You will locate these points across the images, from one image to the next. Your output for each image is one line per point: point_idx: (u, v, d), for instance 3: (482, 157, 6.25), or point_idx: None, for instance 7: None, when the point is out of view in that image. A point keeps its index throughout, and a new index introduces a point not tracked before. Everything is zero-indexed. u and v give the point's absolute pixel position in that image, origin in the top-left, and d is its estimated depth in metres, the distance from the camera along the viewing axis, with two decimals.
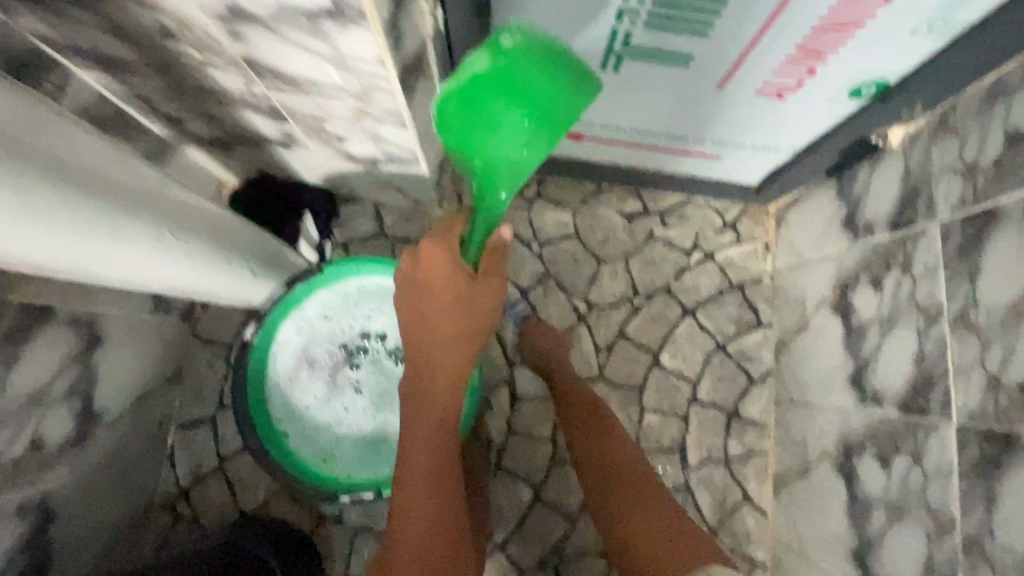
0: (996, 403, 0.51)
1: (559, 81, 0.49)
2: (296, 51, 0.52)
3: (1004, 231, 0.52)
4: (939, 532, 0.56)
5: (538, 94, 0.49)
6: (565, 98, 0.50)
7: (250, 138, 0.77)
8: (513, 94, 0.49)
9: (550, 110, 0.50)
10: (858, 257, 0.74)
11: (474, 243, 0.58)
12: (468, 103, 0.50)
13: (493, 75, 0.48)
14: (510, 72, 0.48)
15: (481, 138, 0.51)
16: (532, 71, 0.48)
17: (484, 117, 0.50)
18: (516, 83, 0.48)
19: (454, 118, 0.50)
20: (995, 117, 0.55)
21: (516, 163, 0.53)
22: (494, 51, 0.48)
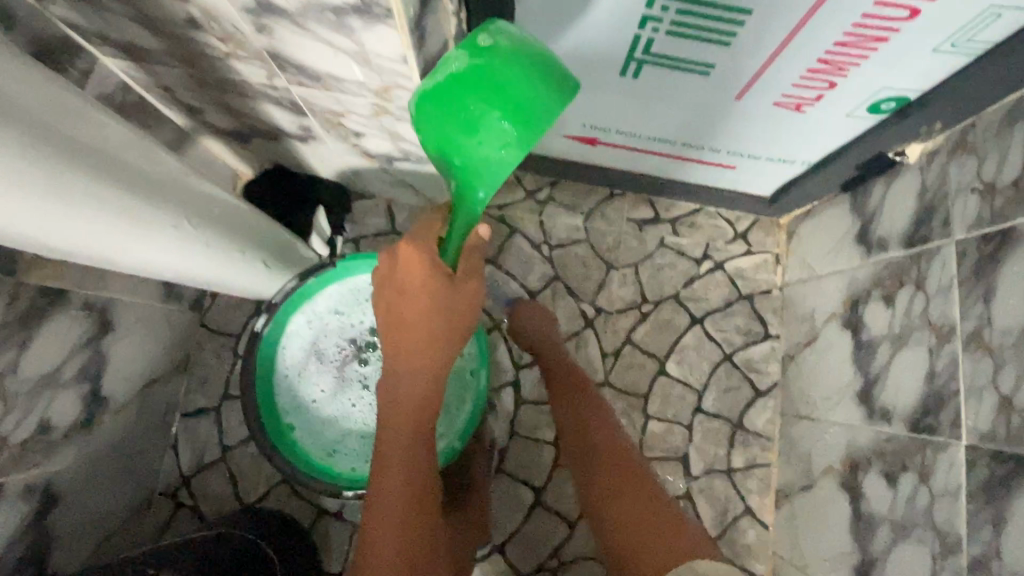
0: (1007, 425, 0.51)
1: (535, 79, 0.47)
2: (320, 46, 0.53)
3: (1020, 252, 0.52)
4: (945, 553, 0.56)
5: (514, 89, 0.47)
6: (544, 96, 0.47)
7: (268, 131, 0.78)
8: (489, 91, 0.47)
9: (527, 108, 0.47)
10: (870, 273, 0.74)
11: (451, 246, 0.56)
12: (444, 100, 0.48)
13: (468, 73, 0.47)
14: (486, 68, 0.47)
15: (457, 136, 0.49)
16: (509, 68, 0.47)
17: (460, 115, 0.48)
18: (492, 79, 0.47)
19: (432, 116, 0.49)
20: (1015, 137, 0.55)
21: (494, 163, 0.50)
22: (472, 51, 0.48)
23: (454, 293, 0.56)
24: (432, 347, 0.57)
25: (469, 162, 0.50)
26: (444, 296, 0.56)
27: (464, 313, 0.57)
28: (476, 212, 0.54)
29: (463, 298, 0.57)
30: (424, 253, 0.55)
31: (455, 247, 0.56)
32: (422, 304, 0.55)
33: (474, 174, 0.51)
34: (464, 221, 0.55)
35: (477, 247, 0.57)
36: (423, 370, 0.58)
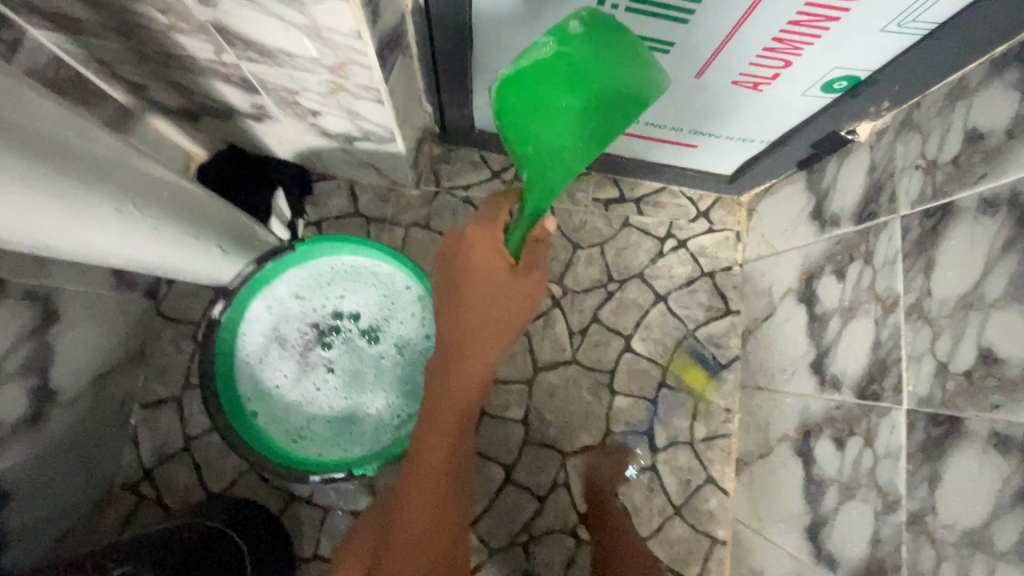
0: (943, 389, 0.54)
1: (619, 71, 0.52)
2: (269, 19, 0.51)
3: (957, 227, 0.55)
4: (886, 510, 0.60)
5: (596, 79, 0.52)
6: (632, 93, 0.52)
7: (220, 109, 0.74)
8: (572, 82, 0.52)
9: (608, 101, 0.53)
10: (824, 248, 0.77)
11: (516, 235, 0.61)
12: (529, 90, 0.53)
13: (554, 61, 0.52)
14: (577, 60, 0.52)
15: (538, 126, 0.54)
16: (600, 62, 0.52)
17: (543, 104, 0.53)
18: (581, 73, 0.52)
19: (515, 101, 0.54)
20: (956, 117, 0.58)
21: (572, 152, 0.55)
22: (559, 39, 0.52)
23: (518, 293, 0.62)
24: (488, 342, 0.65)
25: (546, 153, 0.55)
26: (511, 290, 0.62)
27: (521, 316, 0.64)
28: (546, 202, 0.58)
29: (525, 299, 0.63)
30: (495, 241, 0.60)
31: (518, 240, 0.61)
32: (486, 299, 0.62)
33: (550, 166, 0.56)
34: (531, 214, 0.59)
35: (543, 239, 0.61)
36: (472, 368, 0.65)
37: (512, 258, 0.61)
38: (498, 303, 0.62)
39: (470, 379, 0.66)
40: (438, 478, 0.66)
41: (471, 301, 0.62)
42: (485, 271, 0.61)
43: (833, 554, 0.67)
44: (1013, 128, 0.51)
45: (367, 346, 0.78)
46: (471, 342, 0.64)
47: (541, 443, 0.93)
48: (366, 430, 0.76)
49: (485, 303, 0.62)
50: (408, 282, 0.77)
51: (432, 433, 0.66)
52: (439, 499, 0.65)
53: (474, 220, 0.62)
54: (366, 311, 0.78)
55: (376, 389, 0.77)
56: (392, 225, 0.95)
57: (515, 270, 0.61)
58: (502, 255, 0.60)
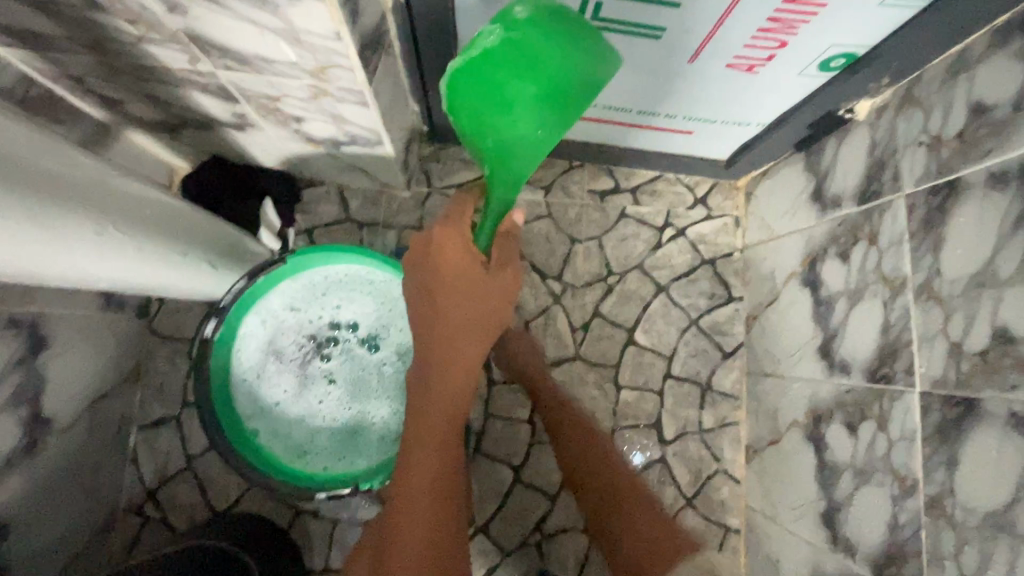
0: (957, 370, 0.53)
1: (573, 54, 0.50)
2: (244, 25, 0.48)
3: (966, 203, 0.53)
4: (903, 494, 0.59)
5: (549, 66, 0.49)
6: (588, 77, 0.51)
7: (199, 120, 0.72)
8: (526, 70, 0.50)
9: (565, 89, 0.51)
10: (826, 230, 0.75)
11: (485, 233, 0.62)
12: (480, 81, 0.51)
13: (504, 49, 0.49)
14: (527, 45, 0.49)
15: (493, 119, 0.52)
16: (553, 47, 0.49)
17: (499, 97, 0.51)
18: (533, 60, 0.50)
19: (470, 95, 0.52)
20: (959, 89, 0.56)
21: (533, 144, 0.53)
22: (505, 25, 0.49)
23: (492, 288, 0.62)
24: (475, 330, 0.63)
25: (505, 145, 0.54)
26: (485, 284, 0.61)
27: (499, 320, 0.64)
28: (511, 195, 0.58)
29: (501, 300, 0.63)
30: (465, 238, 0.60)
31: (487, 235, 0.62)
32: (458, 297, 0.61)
33: (510, 158, 0.55)
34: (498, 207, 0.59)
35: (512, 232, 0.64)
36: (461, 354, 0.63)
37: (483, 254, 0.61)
38: (476, 307, 0.62)
39: (458, 385, 0.65)
40: (434, 489, 0.64)
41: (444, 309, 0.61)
42: (457, 276, 0.60)
43: (849, 540, 0.66)
44: (1020, 99, 0.49)
45: (367, 355, 0.76)
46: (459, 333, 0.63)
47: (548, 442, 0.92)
48: (372, 440, 0.74)
49: (463, 309, 0.62)
50: None
51: (420, 440, 0.65)
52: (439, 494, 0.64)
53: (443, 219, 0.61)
54: (364, 320, 0.76)
55: (380, 399, 0.75)
56: (384, 230, 0.94)
57: (488, 267, 0.61)
58: (474, 256, 0.60)
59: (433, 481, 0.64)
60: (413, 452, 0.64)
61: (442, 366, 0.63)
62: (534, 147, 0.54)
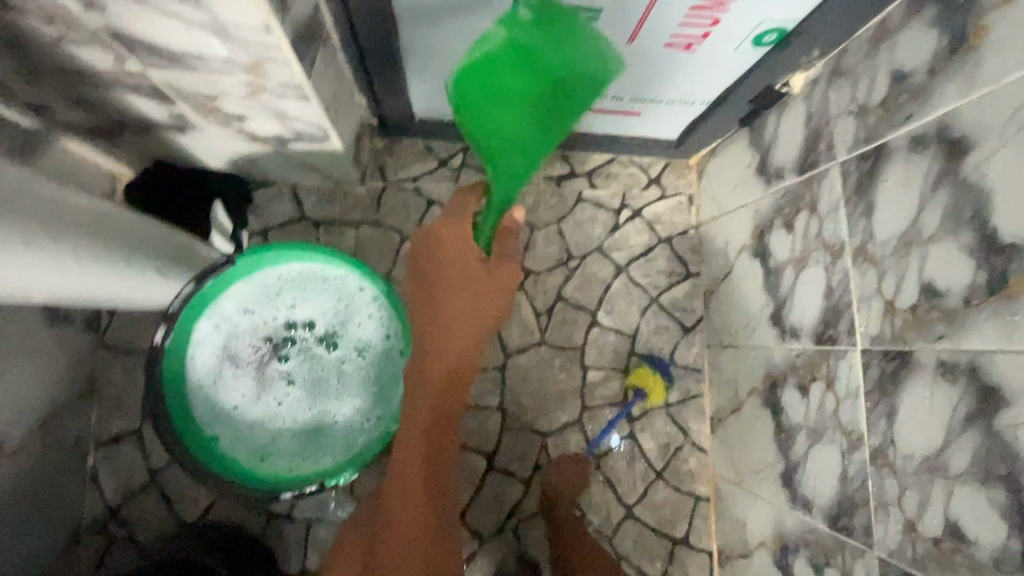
0: (892, 326, 0.56)
1: (575, 58, 0.53)
2: (168, 21, 0.47)
3: (891, 166, 0.56)
4: (851, 448, 0.62)
5: (552, 69, 0.53)
6: (588, 78, 0.54)
7: (137, 123, 0.70)
8: (530, 73, 0.53)
9: (566, 92, 0.54)
10: (771, 202, 0.78)
11: (486, 227, 0.63)
12: (486, 82, 0.53)
13: (510, 49, 0.52)
14: (531, 46, 0.52)
15: (496, 117, 0.56)
16: (555, 50, 0.52)
17: (504, 99, 0.54)
18: (537, 61, 0.52)
19: (476, 96, 0.54)
20: (880, 59, 0.59)
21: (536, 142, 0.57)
22: (511, 26, 0.52)
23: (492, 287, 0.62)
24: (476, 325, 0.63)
25: (508, 142, 0.57)
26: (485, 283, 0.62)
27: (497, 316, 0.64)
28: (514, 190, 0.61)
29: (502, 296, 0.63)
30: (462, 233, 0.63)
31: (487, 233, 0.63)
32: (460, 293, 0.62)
33: (513, 154, 0.58)
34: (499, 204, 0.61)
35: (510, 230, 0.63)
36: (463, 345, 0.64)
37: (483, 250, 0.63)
38: (474, 301, 0.62)
39: (449, 375, 0.65)
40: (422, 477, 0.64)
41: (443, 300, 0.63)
42: (455, 266, 0.62)
43: (806, 496, 0.69)
44: (933, 65, 0.52)
45: (325, 354, 0.74)
46: (462, 325, 0.63)
47: (519, 427, 0.93)
48: (336, 439, 0.73)
49: (460, 300, 0.62)
50: (360, 283, 0.74)
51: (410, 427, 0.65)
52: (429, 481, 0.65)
53: (448, 215, 0.65)
54: (321, 318, 0.75)
55: (341, 395, 0.74)
56: (342, 227, 0.93)
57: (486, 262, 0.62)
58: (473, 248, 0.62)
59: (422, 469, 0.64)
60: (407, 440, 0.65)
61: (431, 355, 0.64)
62: (536, 146, 0.57)
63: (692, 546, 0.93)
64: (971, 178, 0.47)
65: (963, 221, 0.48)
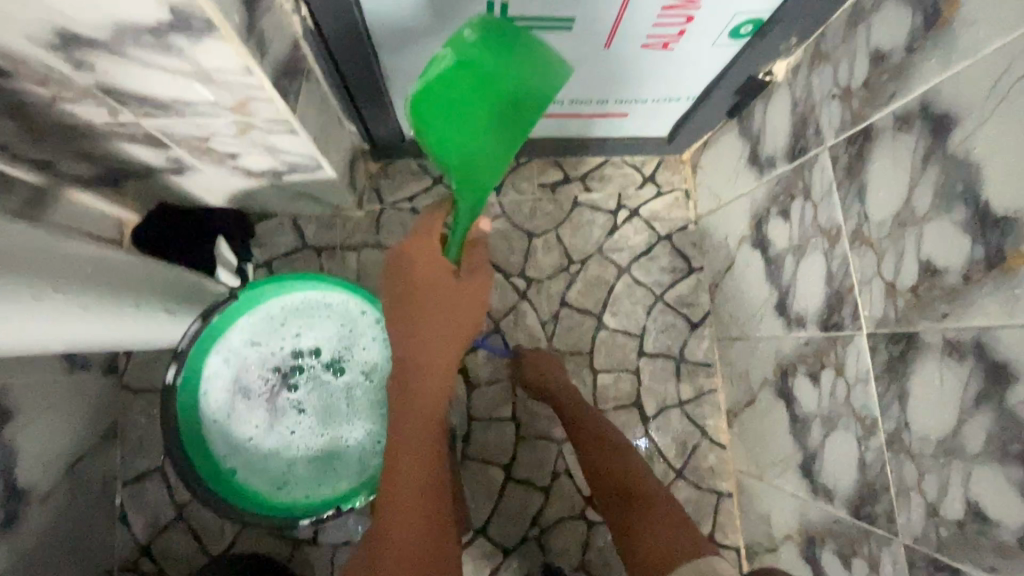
0: (896, 308, 0.55)
1: (524, 68, 0.54)
2: (153, 72, 0.49)
3: (880, 146, 0.55)
4: (866, 434, 0.61)
5: (502, 82, 0.54)
6: (536, 84, 0.54)
7: (137, 170, 0.72)
8: (482, 88, 0.54)
9: (517, 101, 0.55)
10: (766, 191, 0.77)
11: (454, 244, 0.64)
12: (441, 103, 0.55)
13: (459, 68, 0.54)
14: (479, 64, 0.54)
15: (455, 134, 0.56)
16: (503, 64, 0.54)
17: (459, 115, 0.55)
18: (487, 77, 0.54)
19: (433, 117, 0.56)
20: (858, 40, 0.58)
21: (493, 154, 0.57)
22: (457, 47, 0.54)
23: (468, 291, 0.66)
24: (456, 320, 0.67)
25: (466, 157, 0.57)
26: (456, 290, 0.65)
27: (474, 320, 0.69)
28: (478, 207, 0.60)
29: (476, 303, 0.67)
30: (433, 251, 0.64)
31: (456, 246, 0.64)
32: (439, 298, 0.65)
33: (473, 168, 0.58)
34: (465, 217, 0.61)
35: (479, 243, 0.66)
36: (449, 336, 0.68)
37: (455, 264, 0.65)
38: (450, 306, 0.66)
39: (433, 379, 0.68)
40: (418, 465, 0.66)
41: (423, 307, 0.66)
42: (428, 279, 0.65)
43: (827, 486, 0.68)
44: (911, 43, 0.51)
45: (333, 379, 0.76)
46: (444, 323, 0.67)
47: (533, 436, 0.93)
48: (350, 462, 0.75)
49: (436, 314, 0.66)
50: (362, 307, 0.75)
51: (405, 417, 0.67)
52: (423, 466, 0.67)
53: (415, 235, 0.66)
54: (326, 344, 0.76)
55: (352, 419, 0.75)
56: (343, 251, 0.94)
57: (458, 276, 0.65)
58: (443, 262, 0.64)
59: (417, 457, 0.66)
60: (398, 454, 0.66)
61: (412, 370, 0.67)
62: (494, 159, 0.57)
63: (718, 543, 0.91)
64: (960, 152, 0.46)
65: (955, 197, 0.47)
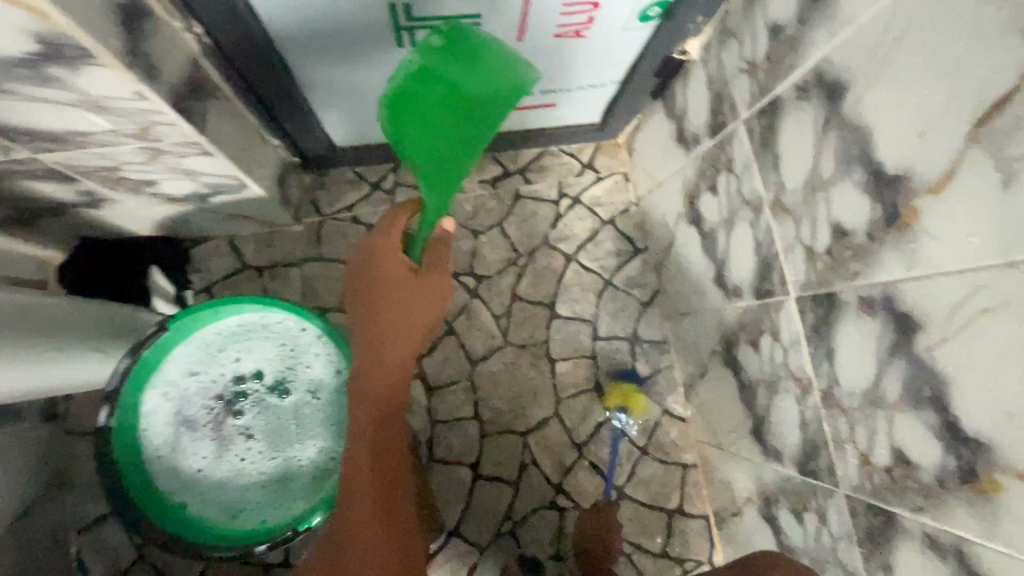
0: (816, 270, 0.57)
1: (490, 77, 0.54)
2: (39, 105, 0.47)
3: (786, 117, 0.57)
4: (804, 393, 0.63)
5: (467, 90, 0.54)
6: (502, 91, 0.54)
7: (49, 207, 0.69)
8: (447, 95, 0.54)
9: (482, 107, 0.55)
10: (694, 168, 0.79)
11: (417, 245, 0.63)
12: (408, 107, 0.55)
13: (424, 72, 0.53)
14: (443, 72, 0.53)
15: (422, 137, 0.56)
16: (468, 73, 0.54)
17: (423, 119, 0.55)
18: (452, 84, 0.54)
19: (398, 119, 0.56)
20: (757, 15, 0.60)
21: (458, 157, 0.57)
22: (424, 52, 0.53)
23: (419, 292, 0.64)
24: (407, 324, 0.65)
25: (434, 158, 0.57)
26: (407, 291, 0.64)
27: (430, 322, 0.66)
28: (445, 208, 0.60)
29: (431, 307, 0.65)
30: (388, 250, 0.63)
31: (421, 247, 0.63)
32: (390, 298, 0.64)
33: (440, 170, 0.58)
34: (431, 218, 0.60)
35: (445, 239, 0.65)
36: (403, 339, 0.65)
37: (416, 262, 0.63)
38: (399, 306, 0.64)
39: (387, 386, 0.66)
40: (378, 477, 0.65)
41: (377, 309, 0.65)
42: (384, 278, 0.64)
43: (776, 448, 0.70)
44: (801, 14, 0.53)
45: (279, 401, 0.74)
46: (397, 327, 0.65)
47: (497, 432, 0.93)
48: (306, 482, 0.74)
49: (386, 317, 0.64)
50: (302, 324, 0.74)
51: (360, 427, 0.66)
52: (384, 476, 0.66)
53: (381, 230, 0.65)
54: (268, 366, 0.74)
55: (303, 438, 0.74)
56: (286, 268, 0.92)
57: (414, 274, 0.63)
58: (404, 262, 0.63)
59: (376, 466, 0.65)
60: (353, 466, 0.65)
61: (366, 383, 0.66)
62: (460, 161, 0.57)
63: (688, 514, 0.93)
64: (853, 117, 0.48)
65: (853, 160, 0.49)
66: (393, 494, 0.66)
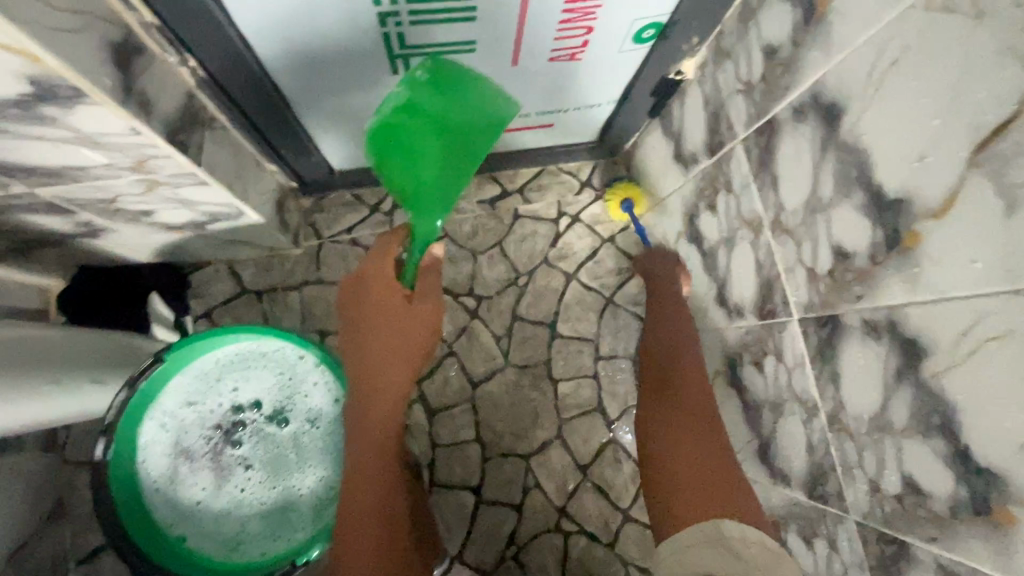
0: (819, 292, 0.56)
1: (474, 109, 0.57)
2: (34, 143, 0.47)
3: (784, 138, 0.57)
4: (810, 415, 0.62)
5: (453, 121, 0.56)
6: (486, 122, 0.57)
7: (47, 238, 0.69)
8: (433, 126, 0.55)
9: (468, 137, 0.57)
10: (693, 186, 0.78)
11: (409, 270, 0.64)
12: (394, 138, 0.56)
13: (409, 106, 0.55)
14: (429, 105, 0.55)
15: (410, 168, 0.57)
16: (454, 107, 0.56)
17: (411, 150, 0.56)
18: (438, 116, 0.55)
19: (384, 150, 0.56)
20: (751, 36, 0.59)
21: (447, 184, 0.58)
22: (409, 86, 0.55)
23: (418, 318, 0.66)
24: (406, 350, 0.66)
25: (424, 187, 0.58)
26: (403, 318, 0.65)
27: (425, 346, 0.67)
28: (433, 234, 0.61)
29: (428, 330, 0.67)
30: (384, 274, 0.64)
31: (412, 272, 0.64)
32: (389, 324, 0.65)
33: (431, 199, 0.58)
34: (422, 242, 0.61)
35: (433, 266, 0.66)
36: (401, 366, 0.66)
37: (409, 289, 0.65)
38: (399, 332, 0.65)
39: (385, 414, 0.65)
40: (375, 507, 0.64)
41: (374, 336, 0.65)
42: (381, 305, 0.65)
43: (784, 471, 0.69)
44: (795, 37, 0.52)
45: (277, 430, 0.74)
46: (396, 352, 0.65)
47: (499, 455, 0.92)
48: (305, 514, 0.73)
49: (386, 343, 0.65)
50: (300, 351, 0.74)
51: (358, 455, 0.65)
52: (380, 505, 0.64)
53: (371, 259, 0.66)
54: (266, 396, 0.74)
55: (302, 468, 0.74)
56: (285, 292, 0.92)
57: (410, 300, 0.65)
58: (398, 288, 0.64)
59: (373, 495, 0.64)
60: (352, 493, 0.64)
61: (363, 411, 0.65)
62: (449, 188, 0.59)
63: None
64: (851, 140, 0.48)
65: (853, 182, 0.49)
66: (390, 525, 0.64)
